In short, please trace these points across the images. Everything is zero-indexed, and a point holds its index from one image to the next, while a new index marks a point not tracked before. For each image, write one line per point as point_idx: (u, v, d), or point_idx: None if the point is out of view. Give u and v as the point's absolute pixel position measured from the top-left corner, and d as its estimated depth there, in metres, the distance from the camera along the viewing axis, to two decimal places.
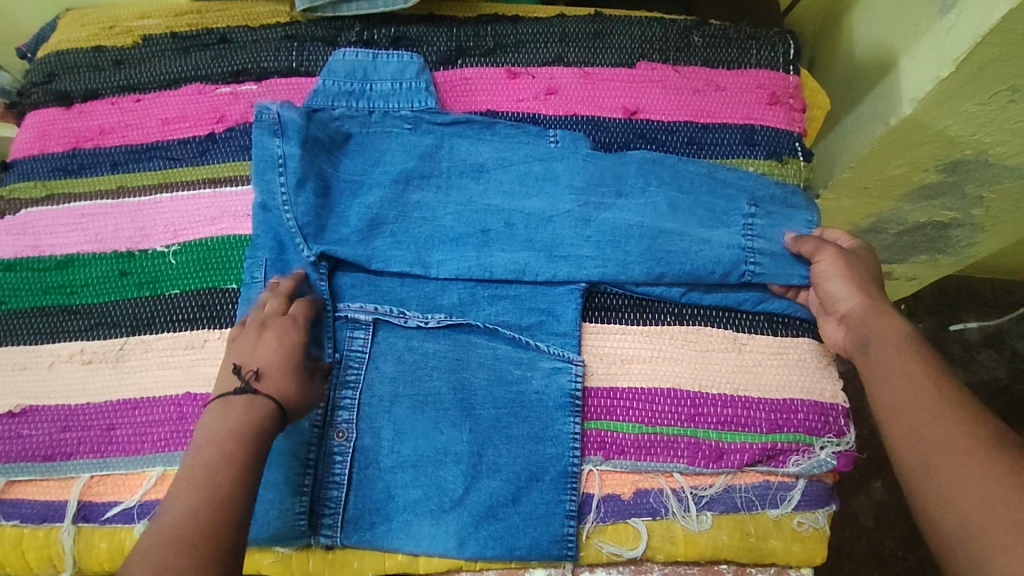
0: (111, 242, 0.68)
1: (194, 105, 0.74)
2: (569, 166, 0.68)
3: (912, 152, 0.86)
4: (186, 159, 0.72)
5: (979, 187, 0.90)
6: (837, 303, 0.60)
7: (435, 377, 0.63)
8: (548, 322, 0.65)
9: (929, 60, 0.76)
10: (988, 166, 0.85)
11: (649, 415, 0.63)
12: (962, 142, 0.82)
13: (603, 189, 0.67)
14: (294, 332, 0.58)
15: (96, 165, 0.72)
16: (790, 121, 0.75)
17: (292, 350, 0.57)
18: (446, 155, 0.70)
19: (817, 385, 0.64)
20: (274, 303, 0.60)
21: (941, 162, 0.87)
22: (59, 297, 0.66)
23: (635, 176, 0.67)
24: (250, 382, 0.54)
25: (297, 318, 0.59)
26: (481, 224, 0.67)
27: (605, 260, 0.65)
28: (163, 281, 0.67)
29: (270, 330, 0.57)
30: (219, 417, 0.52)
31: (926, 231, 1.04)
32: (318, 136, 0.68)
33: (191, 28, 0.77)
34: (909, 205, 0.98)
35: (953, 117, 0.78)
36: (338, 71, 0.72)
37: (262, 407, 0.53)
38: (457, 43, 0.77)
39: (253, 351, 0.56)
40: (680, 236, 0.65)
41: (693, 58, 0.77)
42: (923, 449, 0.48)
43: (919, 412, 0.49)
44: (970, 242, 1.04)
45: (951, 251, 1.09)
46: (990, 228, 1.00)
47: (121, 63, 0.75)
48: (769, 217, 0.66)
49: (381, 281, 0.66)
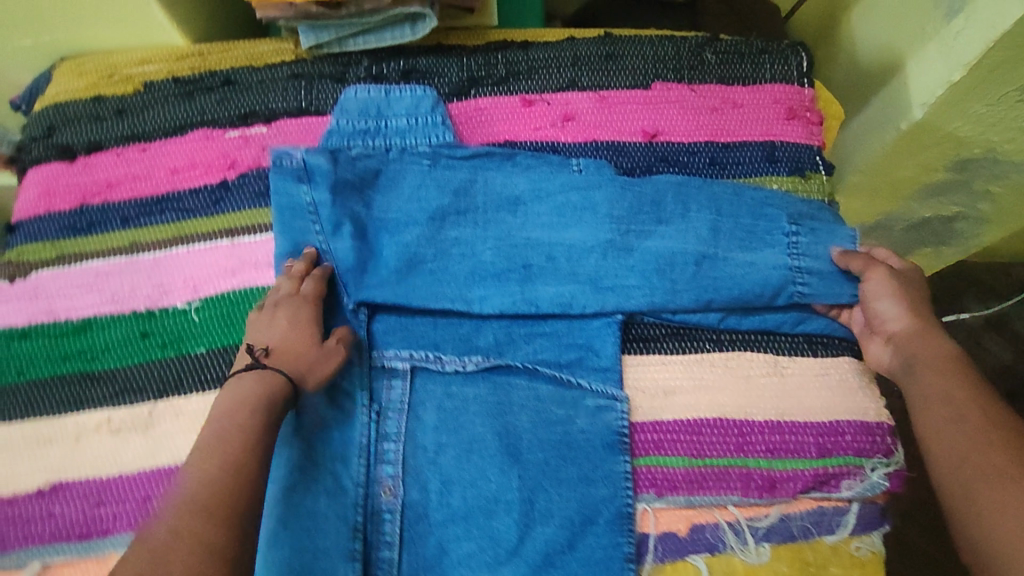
0: (128, 302, 0.66)
1: (203, 151, 0.72)
2: (607, 194, 0.67)
3: (923, 154, 0.86)
4: (199, 209, 0.69)
5: (988, 182, 0.89)
6: (888, 322, 0.62)
7: (478, 424, 0.62)
8: (588, 358, 0.65)
9: (936, 65, 0.76)
10: (997, 164, 0.84)
11: (697, 448, 0.63)
12: (971, 141, 0.82)
13: (642, 217, 0.67)
14: (303, 311, 0.60)
15: (106, 222, 0.69)
16: (809, 134, 0.74)
17: (302, 328, 0.59)
18: (471, 191, 0.68)
19: (861, 406, 0.65)
20: (286, 282, 0.62)
21: (951, 161, 0.87)
22: (78, 364, 0.64)
23: (673, 203, 0.67)
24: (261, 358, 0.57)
25: (307, 297, 0.61)
26: (520, 259, 0.66)
27: (650, 289, 0.65)
28: (187, 340, 0.65)
29: (281, 310, 0.60)
30: (228, 389, 0.55)
31: (932, 226, 1.04)
32: (346, 179, 0.66)
33: (194, 72, 0.75)
34: (918, 203, 0.98)
35: (962, 118, 0.78)
36: (351, 110, 0.70)
37: (268, 381, 0.55)
38: (468, 73, 0.75)
39: (266, 329, 0.59)
40: (718, 261, 0.65)
41: (708, 76, 0.76)
42: (974, 478, 0.50)
43: (967, 444, 0.52)
44: (975, 233, 1.04)
45: (954, 242, 1.08)
46: (995, 221, 0.99)
47: (123, 111, 0.73)
48: (812, 235, 0.67)
49: (414, 324, 0.65)
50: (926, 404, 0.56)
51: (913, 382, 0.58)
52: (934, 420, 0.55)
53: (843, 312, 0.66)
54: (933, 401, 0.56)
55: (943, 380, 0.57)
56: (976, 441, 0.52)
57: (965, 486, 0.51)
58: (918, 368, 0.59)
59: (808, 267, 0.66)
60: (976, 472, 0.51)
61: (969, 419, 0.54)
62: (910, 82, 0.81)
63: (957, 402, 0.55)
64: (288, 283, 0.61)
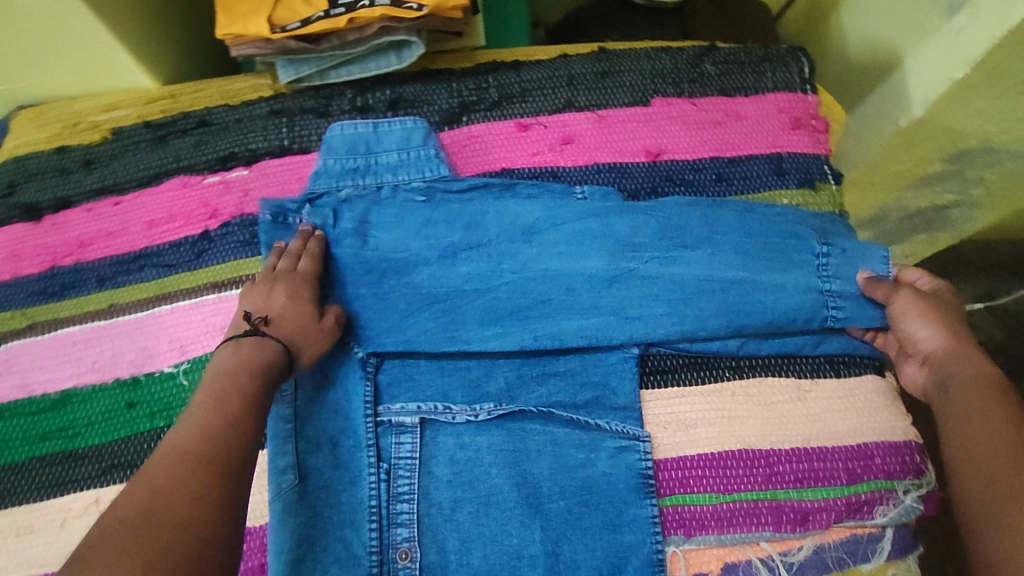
0: (110, 369, 0.62)
1: (182, 201, 0.67)
2: (629, 221, 0.64)
3: (918, 148, 0.81)
4: (181, 264, 0.65)
5: (981, 170, 0.82)
6: (920, 343, 0.59)
7: (495, 475, 0.58)
8: (605, 397, 0.61)
9: (937, 61, 0.71)
10: (994, 154, 0.77)
11: (724, 482, 0.59)
12: (966, 134, 0.75)
13: (665, 242, 0.64)
14: (301, 286, 0.59)
15: (80, 283, 0.65)
16: (816, 143, 0.72)
17: (302, 303, 0.58)
18: (482, 223, 0.65)
19: (889, 426, 0.62)
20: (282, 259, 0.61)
21: (946, 154, 0.80)
22: (60, 441, 0.60)
23: (699, 227, 0.64)
24: (260, 327, 0.56)
25: (305, 273, 0.60)
26: (539, 294, 0.62)
27: (680, 316, 0.61)
28: (176, 407, 0.60)
29: (280, 285, 0.59)
30: (228, 351, 0.53)
31: (926, 215, 0.96)
32: (349, 229, 0.64)
33: (166, 115, 0.70)
34: (912, 192, 0.90)
35: (962, 113, 0.72)
36: (338, 148, 0.67)
37: (269, 347, 0.54)
38: (459, 99, 0.72)
39: (262, 300, 0.58)
40: (747, 285, 0.62)
41: (709, 88, 0.73)
42: (1007, 501, 0.48)
43: (991, 467, 0.50)
44: (969, 219, 0.97)
45: (948, 228, 1.01)
46: (991, 204, 0.93)
47: (92, 162, 0.69)
48: (843, 256, 0.64)
49: (419, 373, 0.61)
50: (965, 424, 0.54)
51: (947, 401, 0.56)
52: (968, 439, 0.53)
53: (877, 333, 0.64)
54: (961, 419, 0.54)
55: (977, 399, 0.54)
56: (1006, 465, 0.49)
57: (993, 510, 0.48)
58: (954, 386, 0.56)
59: (840, 291, 0.63)
60: (1003, 496, 0.48)
61: (1000, 439, 0.51)
62: (911, 79, 0.77)
63: (993, 421, 0.52)
64: (285, 259, 0.60)
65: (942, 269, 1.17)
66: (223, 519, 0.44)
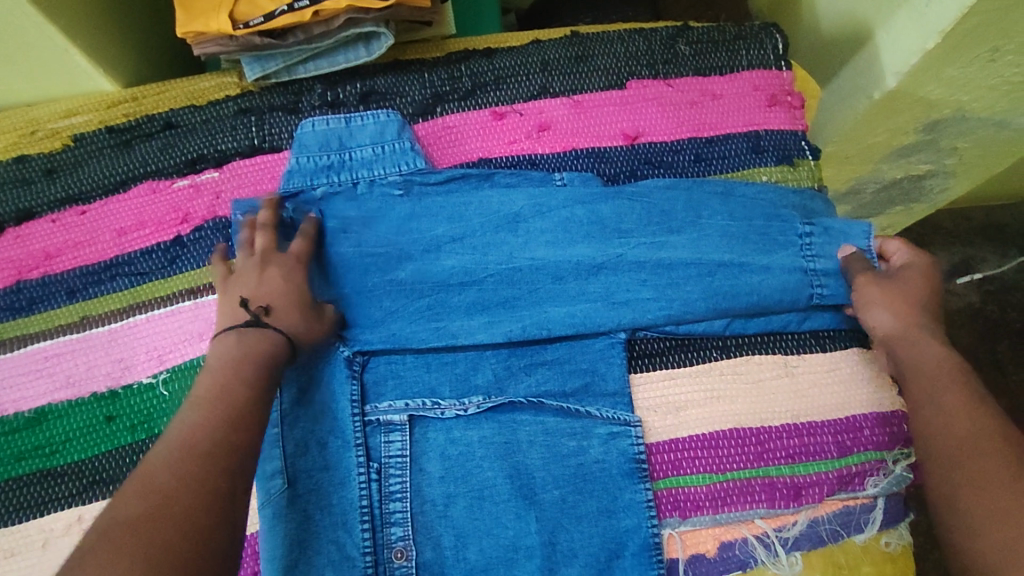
0: (86, 384, 0.60)
1: (151, 207, 0.65)
2: (616, 207, 0.64)
3: (892, 120, 0.81)
4: (154, 271, 0.63)
5: (956, 139, 0.85)
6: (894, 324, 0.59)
7: (487, 468, 0.57)
8: (594, 384, 0.60)
9: (909, 32, 0.71)
10: (966, 121, 0.80)
11: (717, 462, 0.59)
12: (941, 103, 0.76)
13: (655, 229, 0.63)
14: (296, 272, 0.58)
15: (49, 297, 0.63)
16: (793, 119, 0.72)
17: (300, 287, 0.57)
18: (466, 214, 0.64)
19: (876, 397, 0.62)
20: (264, 237, 0.59)
21: (921, 123, 0.81)
22: (37, 461, 0.58)
23: (686, 211, 0.64)
24: (261, 316, 0.54)
25: (297, 255, 0.59)
26: (529, 283, 0.62)
27: (668, 300, 0.61)
28: (157, 418, 0.59)
29: (273, 270, 0.57)
30: (231, 341, 0.52)
31: (901, 185, 0.99)
32: (327, 227, 0.63)
33: (129, 119, 0.68)
34: (888, 164, 0.93)
35: (935, 83, 0.73)
36: (310, 144, 0.66)
37: (272, 338, 0.53)
38: (432, 89, 0.70)
39: (256, 284, 0.56)
40: (731, 266, 0.62)
41: (684, 68, 0.73)
42: (969, 485, 0.49)
43: (956, 452, 0.51)
44: (943, 187, 1.00)
45: (924, 198, 1.04)
46: (964, 172, 0.95)
47: (54, 172, 0.66)
48: (827, 235, 0.64)
49: (406, 370, 0.60)
50: (923, 406, 0.54)
51: (905, 380, 0.56)
52: (931, 420, 0.53)
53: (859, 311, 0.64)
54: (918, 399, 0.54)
55: (936, 380, 0.54)
56: (970, 451, 0.50)
57: (963, 496, 0.49)
58: (912, 368, 0.56)
59: (825, 270, 0.63)
60: (968, 480, 0.49)
61: (965, 420, 0.52)
62: (882, 51, 0.76)
63: (967, 395, 0.53)
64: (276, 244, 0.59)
65: (918, 240, 1.19)
66: (226, 514, 0.44)
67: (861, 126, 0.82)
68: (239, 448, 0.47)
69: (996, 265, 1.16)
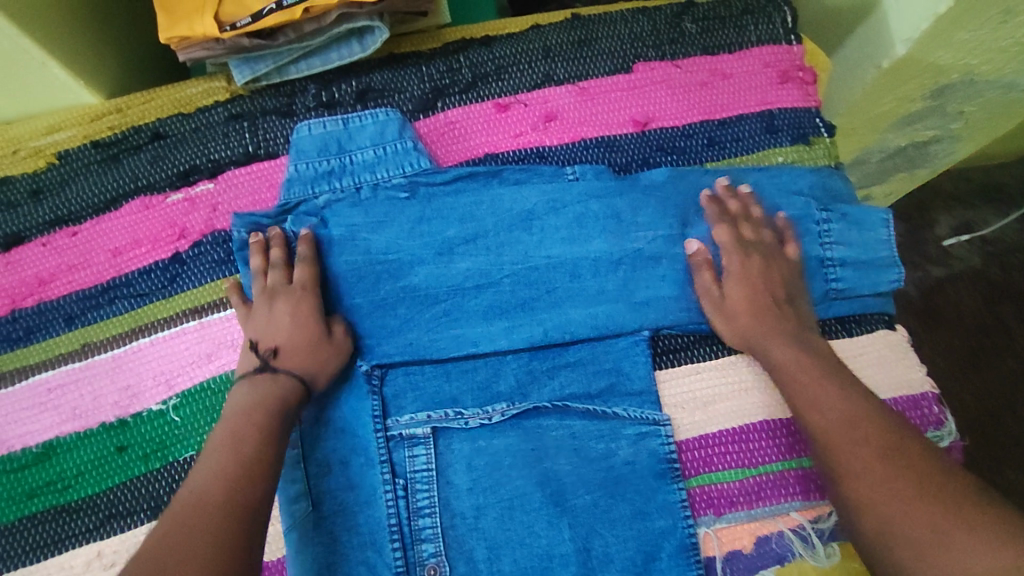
0: (94, 414, 0.58)
1: (145, 223, 0.62)
2: (632, 201, 0.62)
3: (901, 88, 0.79)
4: (154, 292, 0.61)
5: (963, 104, 0.82)
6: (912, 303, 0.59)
7: (516, 477, 0.56)
8: (619, 383, 0.59)
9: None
10: (975, 85, 0.77)
11: (749, 456, 0.58)
12: (950, 69, 0.74)
13: (670, 220, 0.62)
14: (301, 300, 0.57)
15: (46, 325, 0.60)
16: (806, 96, 0.69)
17: (303, 326, 0.56)
18: (478, 214, 0.62)
19: (906, 379, 0.61)
20: (275, 272, 0.58)
21: (928, 90, 0.79)
22: (50, 497, 0.56)
23: (700, 206, 0.63)
24: (268, 359, 0.55)
25: (303, 286, 0.58)
26: (544, 283, 0.60)
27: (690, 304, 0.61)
28: (172, 445, 0.57)
29: (281, 307, 0.57)
30: (246, 389, 0.53)
31: (906, 152, 0.96)
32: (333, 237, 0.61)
33: (114, 132, 0.64)
34: (893, 133, 0.90)
35: (946, 48, 0.70)
36: (308, 150, 0.63)
37: (286, 383, 0.54)
38: (431, 84, 0.67)
39: (265, 325, 0.56)
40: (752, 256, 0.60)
41: (691, 47, 0.69)
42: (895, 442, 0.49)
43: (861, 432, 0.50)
44: (948, 151, 0.97)
45: (928, 164, 1.02)
46: (970, 135, 0.93)
47: (39, 192, 0.63)
48: (845, 221, 0.63)
49: (424, 381, 0.58)
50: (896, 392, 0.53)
51: None
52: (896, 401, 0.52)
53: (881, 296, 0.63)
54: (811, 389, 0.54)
55: None
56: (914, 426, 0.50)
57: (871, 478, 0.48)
58: None
59: (840, 259, 0.62)
60: (868, 461, 0.48)
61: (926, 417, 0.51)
62: (890, 17, 0.73)
63: None
64: (279, 273, 0.58)
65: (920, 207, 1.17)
66: None
67: (870, 96, 0.79)
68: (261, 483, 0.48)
69: (997, 225, 1.14)
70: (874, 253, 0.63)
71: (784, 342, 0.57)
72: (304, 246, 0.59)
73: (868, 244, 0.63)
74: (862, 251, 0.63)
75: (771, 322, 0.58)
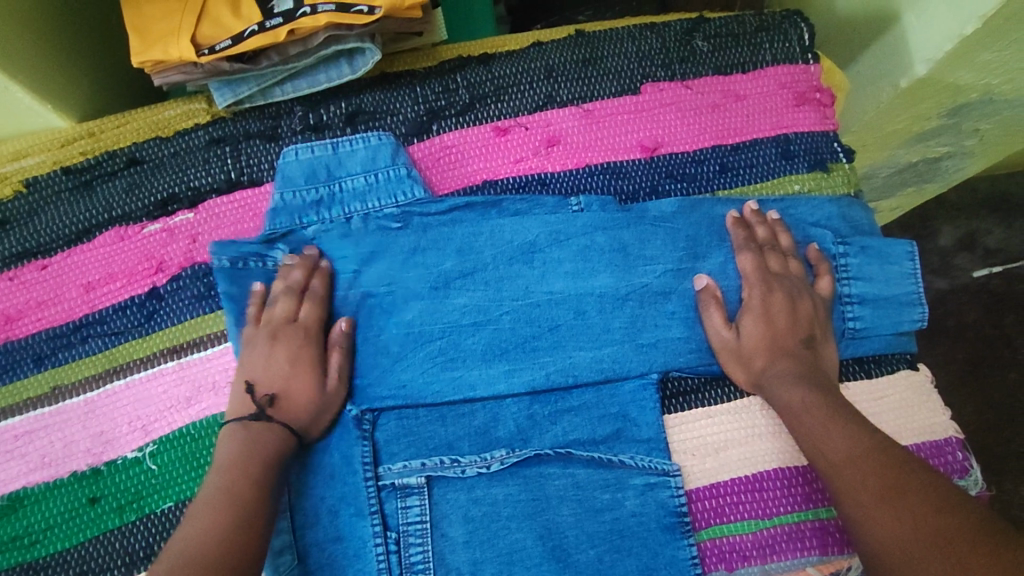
0: (64, 463, 0.54)
1: (121, 255, 0.58)
2: (638, 233, 0.59)
3: (916, 107, 0.74)
4: (129, 330, 0.57)
5: (979, 121, 0.78)
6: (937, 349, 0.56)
7: (516, 529, 0.52)
8: (626, 429, 0.55)
9: (939, 14, 0.63)
10: (993, 104, 0.74)
11: (763, 506, 0.55)
12: (970, 88, 0.70)
13: (679, 254, 0.59)
14: (304, 343, 0.54)
15: (14, 366, 0.56)
16: (822, 119, 0.66)
17: (304, 371, 0.53)
18: (476, 245, 0.58)
19: (928, 423, 0.57)
20: (281, 304, 0.55)
21: (945, 109, 0.75)
22: (17, 553, 0.52)
23: (710, 236, 0.60)
24: (266, 407, 0.52)
25: (308, 325, 0.55)
26: (546, 321, 0.57)
27: (697, 342, 0.57)
28: (147, 497, 0.53)
29: (282, 349, 0.54)
30: (237, 434, 0.50)
31: (917, 168, 0.92)
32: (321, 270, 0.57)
33: (87, 157, 0.60)
34: (904, 150, 0.86)
35: (969, 68, 0.65)
36: (295, 177, 0.59)
37: (275, 430, 0.51)
38: (425, 106, 0.64)
39: (266, 370, 0.53)
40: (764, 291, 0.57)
41: (703, 67, 0.66)
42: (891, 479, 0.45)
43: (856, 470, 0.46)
44: (960, 168, 0.94)
45: (939, 178, 0.97)
46: (983, 152, 0.89)
47: (6, 223, 0.59)
48: (864, 255, 0.60)
49: (419, 426, 0.54)
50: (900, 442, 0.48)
51: None
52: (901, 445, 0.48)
53: (901, 332, 0.60)
54: (836, 430, 0.49)
55: None
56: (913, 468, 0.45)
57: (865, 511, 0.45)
58: None
59: (861, 295, 0.59)
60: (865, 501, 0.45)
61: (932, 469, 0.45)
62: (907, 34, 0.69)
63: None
64: (283, 309, 0.55)
65: None
66: None
67: (884, 115, 0.76)
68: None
69: (1001, 237, 1.08)
70: (897, 289, 0.60)
71: (799, 383, 0.53)
72: (311, 276, 0.56)
73: (892, 279, 0.60)
74: (884, 287, 0.60)
75: (781, 364, 0.55)
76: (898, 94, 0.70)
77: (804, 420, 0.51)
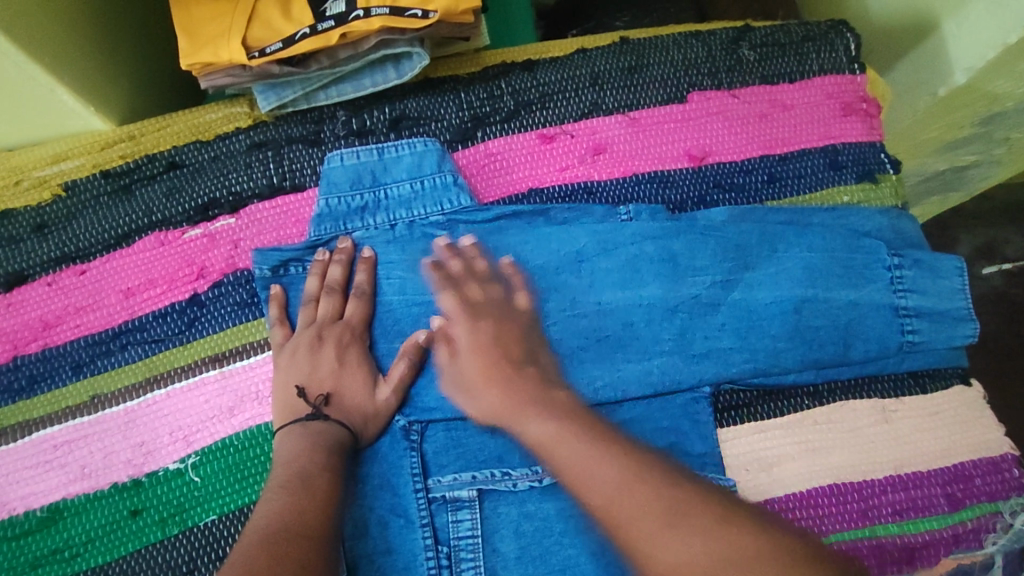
0: (104, 474, 0.52)
1: (161, 261, 0.57)
2: (687, 243, 0.57)
3: (952, 115, 0.73)
4: (170, 338, 0.56)
5: (1011, 130, 0.77)
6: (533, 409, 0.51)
7: (569, 545, 0.51)
8: (679, 443, 0.54)
9: (983, 22, 0.62)
10: None
11: (821, 524, 0.54)
12: (1006, 97, 0.69)
13: (728, 263, 0.57)
14: (353, 342, 0.54)
15: (52, 374, 0.55)
16: (869, 130, 0.65)
17: (357, 372, 0.53)
18: (524, 255, 0.57)
19: (981, 440, 0.57)
20: (330, 303, 0.55)
21: (978, 117, 0.74)
22: (57, 567, 0.51)
23: (760, 245, 0.58)
24: (320, 407, 0.51)
25: (354, 326, 0.54)
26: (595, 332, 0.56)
27: (752, 351, 0.55)
28: (190, 510, 0.52)
29: (329, 349, 0.53)
30: (296, 435, 0.49)
31: (944, 176, 0.91)
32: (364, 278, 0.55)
33: (127, 161, 0.59)
34: (933, 158, 0.85)
35: (1009, 77, 0.64)
36: (340, 182, 0.58)
37: (334, 432, 0.50)
38: (470, 111, 0.63)
39: (312, 372, 0.52)
40: (818, 303, 0.56)
41: (750, 76, 0.65)
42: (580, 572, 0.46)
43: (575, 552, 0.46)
44: (986, 176, 0.93)
45: (963, 187, 0.97)
46: (1009, 161, 0.88)
47: (44, 227, 0.58)
48: (918, 267, 0.59)
49: (468, 437, 0.53)
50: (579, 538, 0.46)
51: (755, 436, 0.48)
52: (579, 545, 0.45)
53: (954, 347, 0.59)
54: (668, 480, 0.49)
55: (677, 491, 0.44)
56: None
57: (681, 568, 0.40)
58: None
59: (917, 309, 0.58)
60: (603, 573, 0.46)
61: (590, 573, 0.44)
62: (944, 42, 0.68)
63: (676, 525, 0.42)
64: (330, 309, 0.54)
65: None
66: None
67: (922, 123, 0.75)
68: (297, 549, 0.40)
69: None
70: (949, 303, 0.59)
71: None
72: (363, 273, 0.55)
73: (944, 293, 0.59)
74: (937, 302, 0.59)
75: None
76: (936, 103, 0.69)
77: (576, 452, 0.47)
